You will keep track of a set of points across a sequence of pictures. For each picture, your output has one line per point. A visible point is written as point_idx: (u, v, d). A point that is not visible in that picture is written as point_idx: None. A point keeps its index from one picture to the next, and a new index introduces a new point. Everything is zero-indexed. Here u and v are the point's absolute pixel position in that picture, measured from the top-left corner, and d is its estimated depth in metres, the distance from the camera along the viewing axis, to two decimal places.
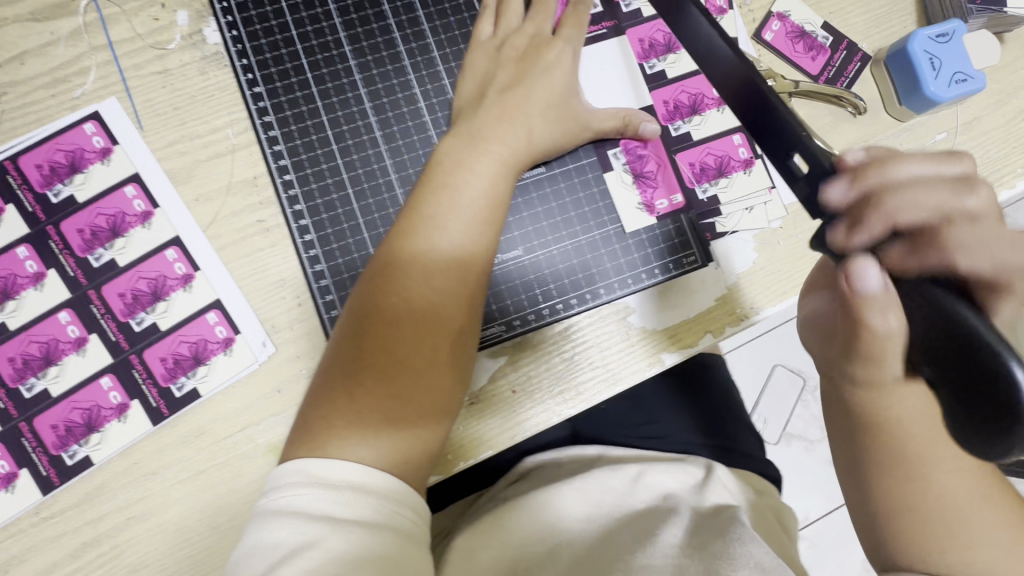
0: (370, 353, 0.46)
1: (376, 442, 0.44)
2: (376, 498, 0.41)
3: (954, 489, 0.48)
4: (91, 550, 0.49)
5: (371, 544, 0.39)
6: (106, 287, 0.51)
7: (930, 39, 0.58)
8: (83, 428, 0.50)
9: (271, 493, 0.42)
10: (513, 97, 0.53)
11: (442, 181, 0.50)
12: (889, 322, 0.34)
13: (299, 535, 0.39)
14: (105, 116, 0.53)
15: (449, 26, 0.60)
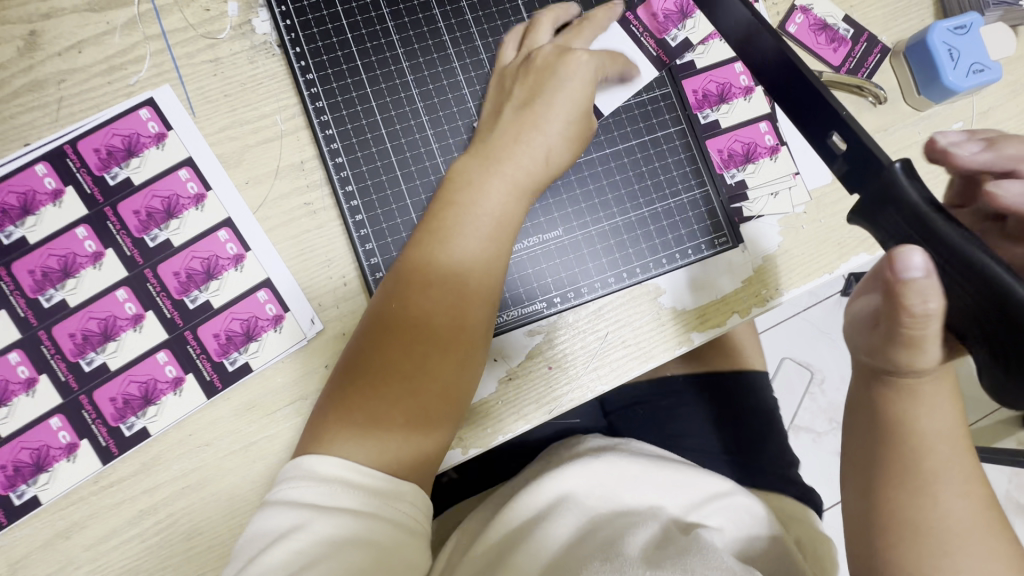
0: (381, 359, 0.48)
1: (387, 437, 0.46)
2: (363, 491, 0.44)
3: (962, 510, 0.45)
4: (148, 517, 0.51)
5: (356, 529, 0.42)
6: (162, 266, 0.54)
7: (948, 32, 0.60)
8: (140, 400, 0.52)
9: (277, 486, 0.45)
10: (540, 101, 0.54)
11: (455, 198, 0.52)
12: (931, 305, 0.34)
13: (291, 521, 0.42)
14: (160, 102, 0.55)
15: (491, 16, 0.61)
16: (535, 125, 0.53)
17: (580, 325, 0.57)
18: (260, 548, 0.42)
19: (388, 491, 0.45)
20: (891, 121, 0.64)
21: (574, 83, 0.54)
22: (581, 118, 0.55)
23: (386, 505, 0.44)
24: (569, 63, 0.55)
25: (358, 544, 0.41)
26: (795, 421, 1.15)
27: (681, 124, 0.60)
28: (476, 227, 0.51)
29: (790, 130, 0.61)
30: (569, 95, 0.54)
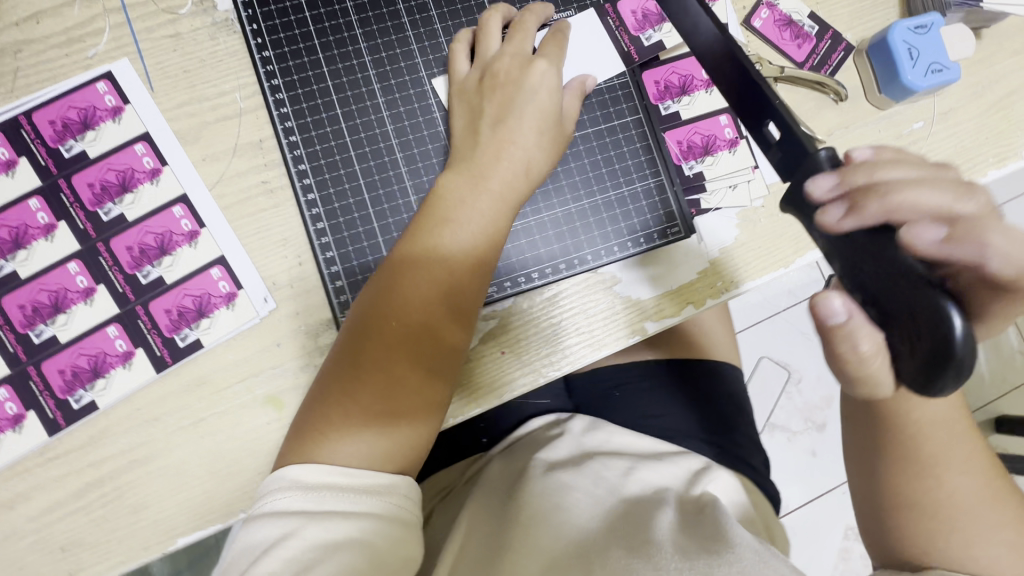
0: (367, 372, 0.49)
1: (381, 427, 0.48)
2: (349, 494, 0.45)
3: (966, 488, 0.50)
4: (93, 490, 0.52)
5: (346, 530, 0.44)
6: (114, 240, 0.53)
7: (908, 31, 0.61)
8: (89, 373, 0.52)
9: (262, 498, 0.46)
10: (507, 121, 0.54)
11: (443, 214, 0.51)
12: (856, 349, 0.34)
13: (279, 531, 0.43)
14: (118, 76, 0.55)
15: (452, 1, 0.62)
16: (512, 142, 0.54)
17: (536, 314, 0.58)
18: (251, 559, 0.43)
19: (373, 490, 0.46)
20: (853, 119, 0.64)
21: (541, 95, 0.55)
22: (553, 128, 0.55)
23: (373, 503, 0.46)
24: (533, 76, 0.55)
25: (350, 546, 0.43)
26: (771, 420, 1.16)
27: (638, 113, 0.60)
28: (459, 244, 0.51)
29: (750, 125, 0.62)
30: (539, 110, 0.54)
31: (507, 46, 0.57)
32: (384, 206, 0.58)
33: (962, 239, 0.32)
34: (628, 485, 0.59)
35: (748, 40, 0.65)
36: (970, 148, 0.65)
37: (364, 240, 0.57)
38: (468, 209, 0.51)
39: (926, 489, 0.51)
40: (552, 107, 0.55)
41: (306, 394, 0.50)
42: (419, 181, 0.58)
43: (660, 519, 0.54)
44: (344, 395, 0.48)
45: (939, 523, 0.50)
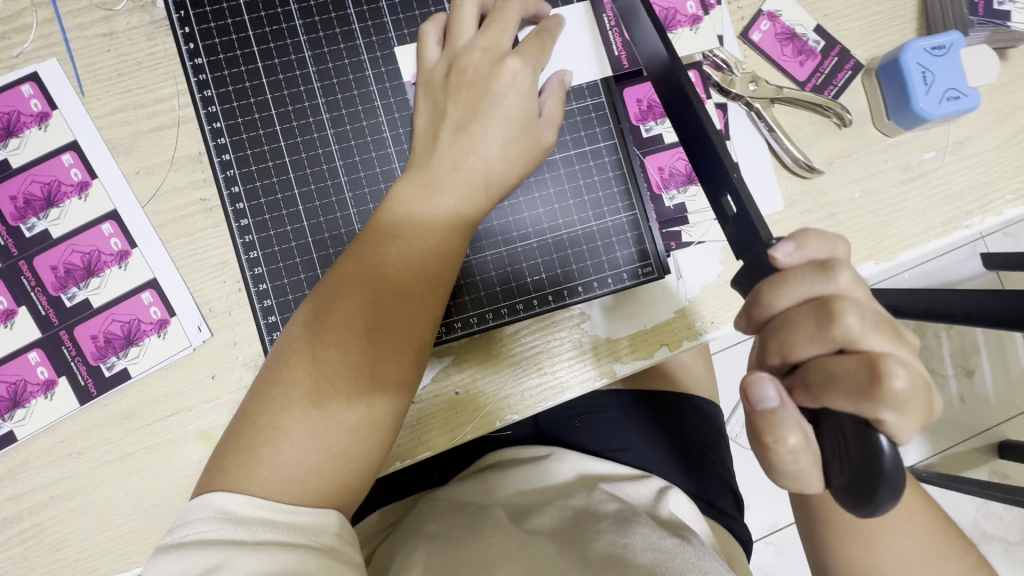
0: (299, 406, 0.41)
1: (323, 421, 0.41)
2: (285, 526, 0.38)
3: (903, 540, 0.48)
4: (12, 525, 0.49)
5: (286, 561, 0.36)
6: (38, 259, 0.50)
7: (924, 51, 0.55)
8: (8, 402, 0.49)
9: (177, 530, 0.38)
10: (467, 137, 0.46)
11: (391, 229, 0.45)
12: (789, 441, 0.32)
13: (202, 564, 0.36)
14: (45, 78, 0.50)
15: (410, 5, 0.54)
16: (473, 150, 0.46)
17: (494, 351, 0.53)
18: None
19: (315, 524, 0.39)
20: (858, 146, 0.58)
21: (509, 100, 0.46)
22: (524, 134, 0.47)
23: (314, 535, 0.39)
24: (502, 76, 0.46)
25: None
26: None
27: (613, 138, 0.55)
28: (412, 261, 0.44)
29: (739, 150, 0.58)
30: (508, 116, 0.46)
31: (480, 36, 0.47)
32: (325, 235, 0.51)
33: (834, 390, 0.32)
34: (602, 506, 0.58)
35: (745, 55, 0.58)
36: (986, 181, 0.59)
37: (300, 274, 0.51)
38: (422, 224, 0.45)
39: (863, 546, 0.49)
40: (523, 111, 0.47)
41: (226, 428, 0.42)
42: (364, 208, 0.52)
43: (638, 540, 0.53)
44: (272, 431, 0.40)
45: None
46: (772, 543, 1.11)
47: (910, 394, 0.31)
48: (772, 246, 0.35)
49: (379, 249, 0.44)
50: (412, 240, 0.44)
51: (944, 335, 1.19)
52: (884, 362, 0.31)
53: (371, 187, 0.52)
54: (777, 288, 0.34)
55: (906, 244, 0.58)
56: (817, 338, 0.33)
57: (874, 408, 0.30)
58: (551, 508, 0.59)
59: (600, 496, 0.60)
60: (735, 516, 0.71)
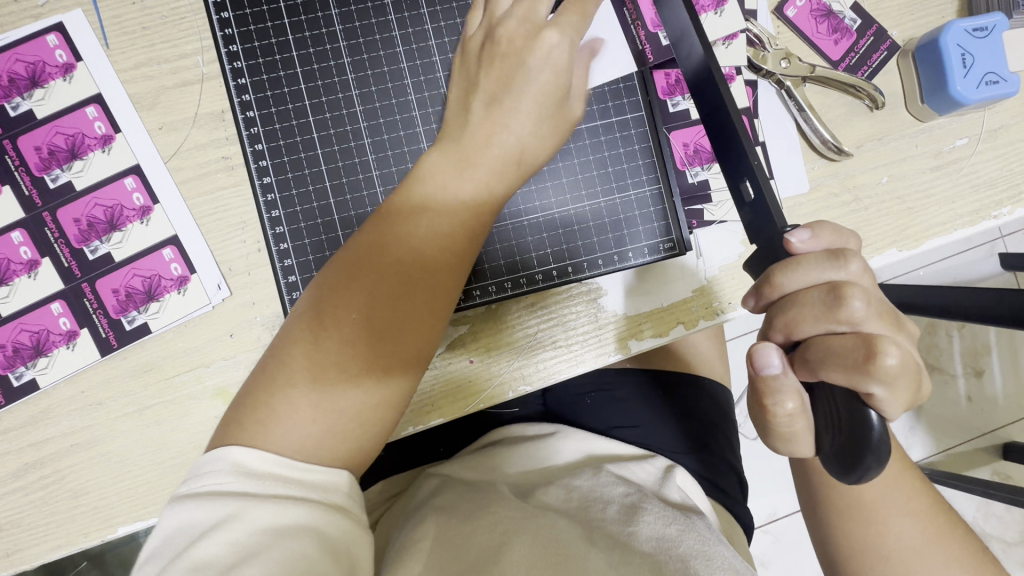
0: (320, 373, 0.41)
1: (331, 386, 0.41)
2: (299, 482, 0.39)
3: (907, 532, 0.47)
4: (34, 471, 0.50)
5: (299, 517, 0.37)
6: (61, 211, 0.50)
7: (965, 33, 0.53)
8: (30, 350, 0.49)
9: (192, 481, 0.38)
10: (500, 110, 0.45)
11: (421, 201, 0.44)
12: (785, 403, 0.34)
13: (218, 514, 0.36)
14: (69, 28, 0.50)
15: None
16: (506, 125, 0.45)
17: (512, 320, 0.54)
18: (182, 544, 0.36)
19: (327, 482, 0.40)
20: (888, 130, 0.57)
21: (545, 75, 0.45)
22: (556, 111, 0.47)
23: (325, 493, 0.39)
24: (538, 49, 0.45)
25: (306, 533, 0.37)
26: None
27: (640, 110, 0.54)
28: (440, 235, 0.44)
29: (768, 129, 0.57)
30: (541, 92, 0.45)
31: (515, 8, 0.46)
32: (347, 197, 0.51)
33: (832, 368, 0.33)
34: (608, 489, 0.58)
35: (778, 31, 0.57)
36: (1017, 171, 0.58)
37: (323, 234, 0.51)
38: (453, 198, 0.44)
39: (869, 537, 0.48)
40: (557, 87, 0.46)
41: (245, 383, 0.42)
42: (387, 171, 0.51)
43: (643, 528, 0.53)
44: (281, 395, 0.40)
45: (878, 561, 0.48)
46: (770, 532, 1.12)
47: (901, 372, 0.32)
48: (788, 234, 0.37)
49: (402, 218, 0.44)
50: (441, 212, 0.44)
51: (958, 334, 1.17)
52: (880, 341, 0.32)
53: (392, 152, 0.52)
54: (788, 270, 0.36)
55: (932, 233, 0.57)
56: (823, 318, 0.34)
57: (868, 383, 0.32)
58: (554, 487, 0.59)
59: (607, 479, 0.60)
60: (739, 499, 0.72)
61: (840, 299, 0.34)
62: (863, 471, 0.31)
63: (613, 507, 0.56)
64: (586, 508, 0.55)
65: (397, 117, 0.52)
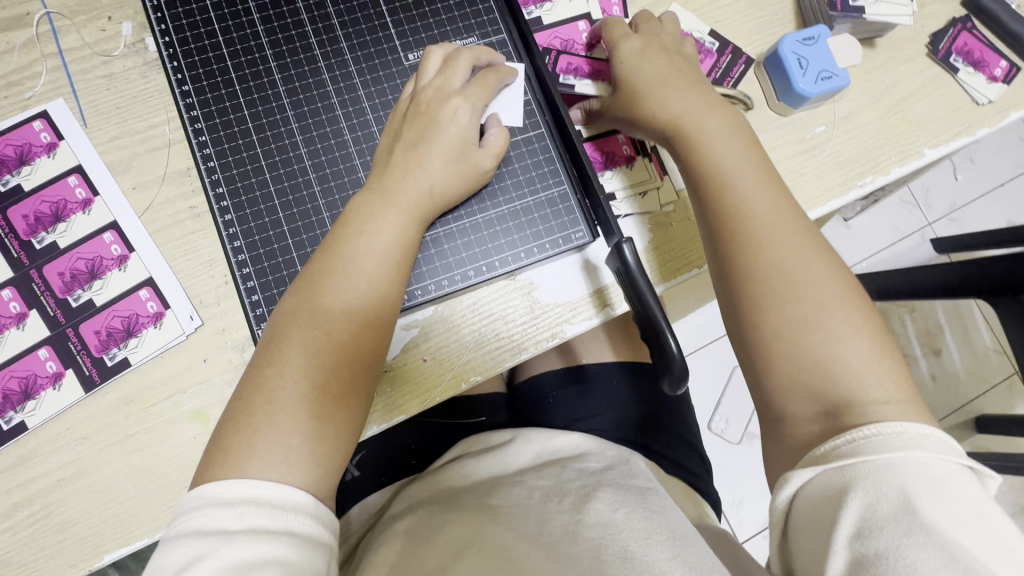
0: (278, 379, 0.46)
1: (302, 393, 0.46)
2: (268, 513, 0.42)
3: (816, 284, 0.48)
4: (24, 508, 0.53)
5: (265, 547, 0.40)
6: (47, 267, 0.56)
7: (797, 42, 0.65)
8: (19, 395, 0.54)
9: (176, 520, 0.42)
10: (417, 155, 0.53)
11: (357, 227, 0.51)
12: (625, 63, 0.60)
13: (193, 552, 0.39)
14: (53, 114, 0.59)
15: (362, 25, 0.59)
16: (421, 166, 0.53)
17: (454, 322, 0.60)
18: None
19: (294, 509, 0.43)
20: (758, 125, 0.68)
21: (452, 129, 0.54)
22: (464, 154, 0.54)
23: (291, 522, 0.42)
24: (447, 110, 0.54)
25: (273, 565, 0.39)
26: (750, 428, 1.26)
27: (541, 128, 0.61)
28: (380, 252, 0.50)
29: None
30: (449, 143, 0.54)
31: (434, 78, 0.55)
32: (300, 225, 0.55)
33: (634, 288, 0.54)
34: (569, 484, 0.61)
35: None
36: (871, 148, 0.69)
37: (279, 256, 0.54)
38: (386, 223, 0.51)
39: (788, 307, 0.47)
40: (461, 140, 0.54)
41: (224, 409, 0.47)
42: (333, 201, 0.56)
43: (591, 515, 0.54)
44: (259, 409, 0.46)
45: (794, 328, 0.47)
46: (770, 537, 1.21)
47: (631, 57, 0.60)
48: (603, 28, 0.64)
49: (343, 242, 0.50)
50: (377, 233, 0.50)
51: (909, 317, 1.27)
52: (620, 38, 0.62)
53: (335, 177, 0.56)
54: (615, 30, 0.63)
55: (811, 205, 0.67)
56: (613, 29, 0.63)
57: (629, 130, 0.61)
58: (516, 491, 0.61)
59: (569, 474, 0.62)
60: (702, 474, 0.77)
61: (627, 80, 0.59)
62: (685, 386, 0.51)
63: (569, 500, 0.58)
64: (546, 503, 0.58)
65: (341, 154, 0.56)
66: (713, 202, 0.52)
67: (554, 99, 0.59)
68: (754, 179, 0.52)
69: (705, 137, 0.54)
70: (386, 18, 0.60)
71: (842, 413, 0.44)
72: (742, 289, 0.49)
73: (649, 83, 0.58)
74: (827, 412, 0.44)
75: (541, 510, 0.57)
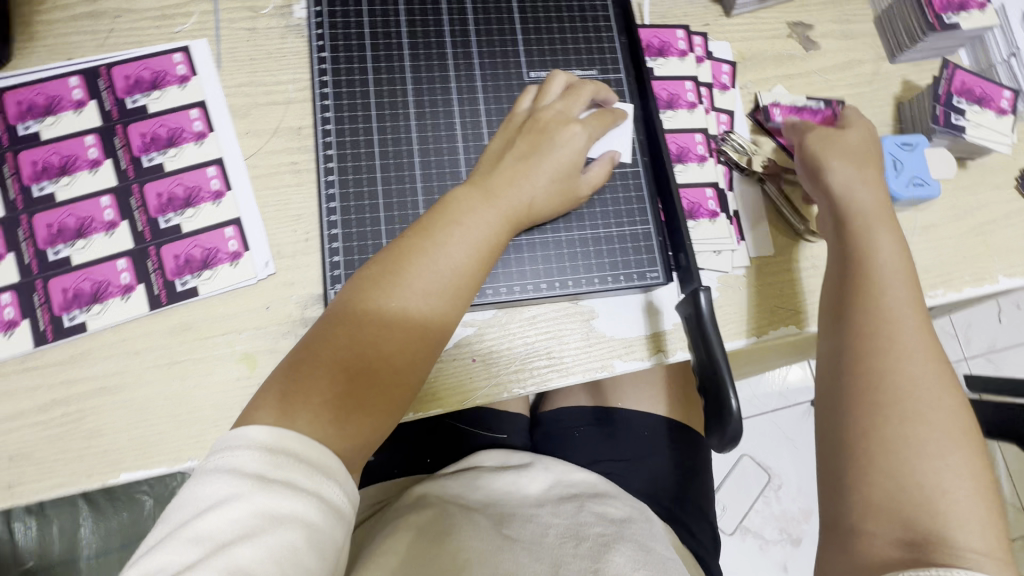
0: (346, 343, 0.47)
1: (362, 363, 0.47)
2: (306, 470, 0.41)
3: (926, 402, 0.47)
4: (60, 407, 0.54)
5: (297, 507, 0.39)
6: (148, 185, 0.59)
7: (896, 145, 0.67)
8: (89, 297, 0.56)
9: (217, 451, 0.41)
10: (525, 166, 0.55)
11: (455, 218, 0.52)
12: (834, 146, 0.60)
13: (228, 490, 0.39)
14: (193, 51, 0.63)
15: (494, 36, 0.63)
16: (528, 178, 0.54)
17: (511, 330, 0.61)
18: (193, 511, 0.38)
19: (331, 470, 0.42)
20: None
21: (565, 152, 0.56)
22: (569, 178, 0.56)
23: (324, 487, 0.41)
24: (565, 133, 0.56)
25: (299, 525, 0.39)
26: (745, 522, 1.22)
27: (639, 166, 0.63)
28: (471, 249, 0.51)
29: (737, 202, 0.69)
30: (560, 162, 0.55)
31: (560, 100, 0.58)
32: (394, 202, 0.57)
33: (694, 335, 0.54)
34: (585, 527, 0.59)
35: (751, 132, 0.72)
36: (947, 263, 0.69)
37: (368, 227, 0.56)
38: (482, 224, 0.52)
39: (898, 416, 0.47)
40: (571, 163, 0.56)
41: (284, 359, 0.48)
42: (430, 187, 0.58)
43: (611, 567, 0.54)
44: (315, 367, 0.46)
45: (897, 443, 0.46)
46: None
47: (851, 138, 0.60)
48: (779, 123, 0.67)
49: (436, 229, 0.51)
50: (473, 231, 0.51)
51: None
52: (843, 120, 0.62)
53: (437, 166, 0.58)
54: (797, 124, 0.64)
55: None
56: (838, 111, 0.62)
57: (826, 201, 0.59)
58: (530, 522, 0.59)
59: (587, 516, 0.60)
60: (709, 550, 0.74)
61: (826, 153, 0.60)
62: (733, 447, 0.51)
63: (586, 541, 0.57)
64: (561, 542, 0.57)
65: (448, 146, 0.59)
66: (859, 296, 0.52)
67: (657, 142, 0.62)
68: (910, 309, 0.51)
69: (863, 242, 0.54)
70: (518, 36, 0.63)
71: (930, 549, 0.42)
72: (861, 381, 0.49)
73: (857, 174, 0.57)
74: (912, 543, 0.43)
75: (554, 552, 0.55)
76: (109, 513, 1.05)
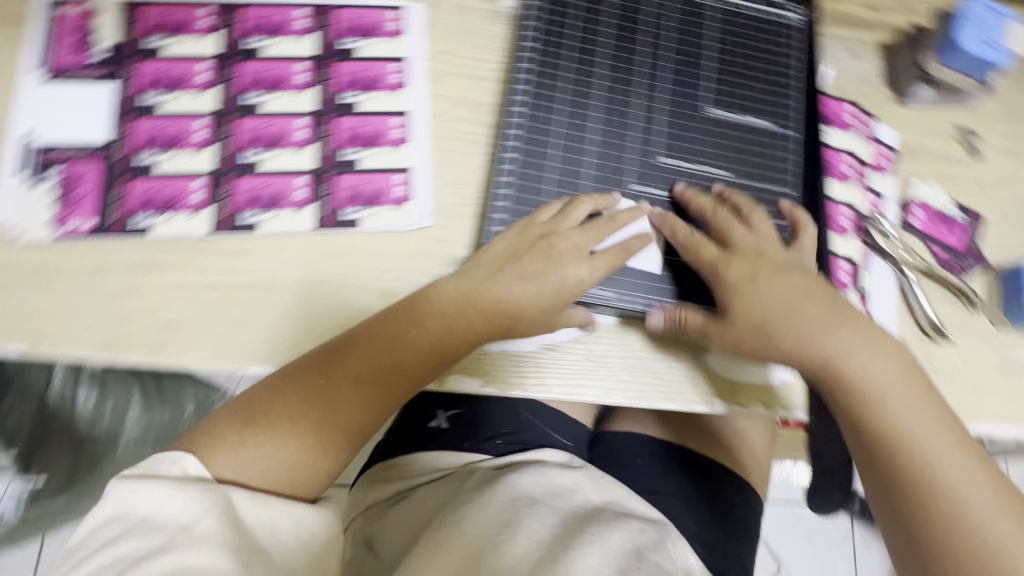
0: (343, 368, 0.55)
1: (316, 415, 0.55)
2: (243, 497, 0.52)
3: (987, 508, 0.53)
4: (217, 291, 0.59)
5: (141, 485, 0.50)
6: (341, 118, 0.64)
7: None
8: (267, 202, 0.61)
9: (163, 457, 0.53)
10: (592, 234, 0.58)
11: (497, 267, 0.58)
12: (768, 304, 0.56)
13: (117, 522, 0.49)
14: (409, 12, 0.68)
15: (688, 59, 0.65)
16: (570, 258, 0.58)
17: (627, 341, 0.61)
18: (115, 535, 0.49)
19: (296, 481, 0.55)
20: (972, 323, 0.68)
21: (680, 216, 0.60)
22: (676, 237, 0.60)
23: (289, 452, 0.54)
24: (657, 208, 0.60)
25: (135, 522, 0.49)
26: None
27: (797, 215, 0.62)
28: (472, 307, 0.57)
29: (872, 283, 0.67)
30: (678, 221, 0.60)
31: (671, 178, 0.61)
32: (561, 193, 0.60)
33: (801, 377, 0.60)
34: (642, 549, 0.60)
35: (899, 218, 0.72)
36: None
37: (533, 209, 0.60)
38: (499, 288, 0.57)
39: (963, 541, 0.52)
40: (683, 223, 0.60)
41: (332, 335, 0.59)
42: (597, 189, 0.61)
43: None
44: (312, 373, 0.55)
45: (968, 555, 0.52)
46: None
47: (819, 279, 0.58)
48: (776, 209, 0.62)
49: (422, 323, 0.56)
50: (493, 292, 0.57)
51: None
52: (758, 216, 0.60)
53: (604, 174, 0.61)
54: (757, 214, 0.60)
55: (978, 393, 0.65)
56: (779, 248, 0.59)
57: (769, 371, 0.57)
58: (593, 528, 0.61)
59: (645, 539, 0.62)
60: None
61: (744, 318, 0.56)
62: None
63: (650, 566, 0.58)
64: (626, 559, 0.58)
65: (622, 152, 0.61)
66: (886, 440, 0.55)
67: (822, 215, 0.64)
68: (945, 457, 0.54)
69: (869, 396, 0.55)
70: (710, 65, 0.65)
71: None
72: (923, 510, 0.53)
73: (816, 332, 0.55)
74: None
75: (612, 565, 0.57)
76: (156, 406, 1.10)
